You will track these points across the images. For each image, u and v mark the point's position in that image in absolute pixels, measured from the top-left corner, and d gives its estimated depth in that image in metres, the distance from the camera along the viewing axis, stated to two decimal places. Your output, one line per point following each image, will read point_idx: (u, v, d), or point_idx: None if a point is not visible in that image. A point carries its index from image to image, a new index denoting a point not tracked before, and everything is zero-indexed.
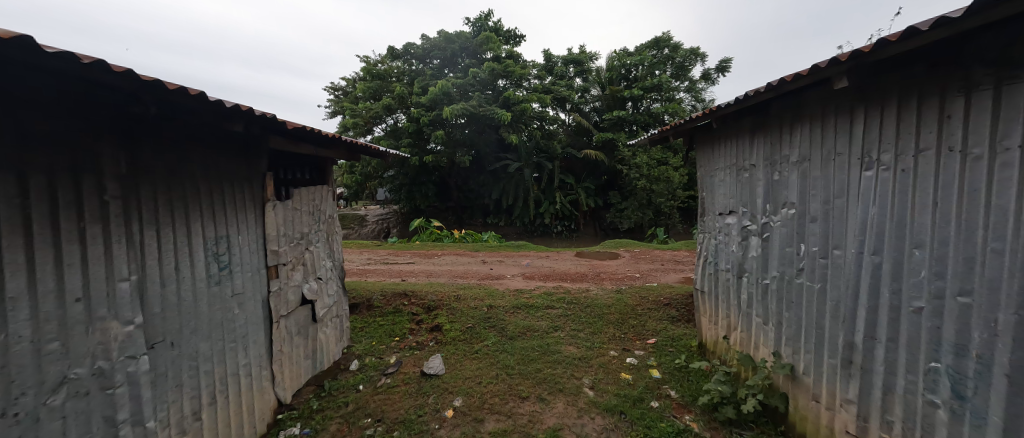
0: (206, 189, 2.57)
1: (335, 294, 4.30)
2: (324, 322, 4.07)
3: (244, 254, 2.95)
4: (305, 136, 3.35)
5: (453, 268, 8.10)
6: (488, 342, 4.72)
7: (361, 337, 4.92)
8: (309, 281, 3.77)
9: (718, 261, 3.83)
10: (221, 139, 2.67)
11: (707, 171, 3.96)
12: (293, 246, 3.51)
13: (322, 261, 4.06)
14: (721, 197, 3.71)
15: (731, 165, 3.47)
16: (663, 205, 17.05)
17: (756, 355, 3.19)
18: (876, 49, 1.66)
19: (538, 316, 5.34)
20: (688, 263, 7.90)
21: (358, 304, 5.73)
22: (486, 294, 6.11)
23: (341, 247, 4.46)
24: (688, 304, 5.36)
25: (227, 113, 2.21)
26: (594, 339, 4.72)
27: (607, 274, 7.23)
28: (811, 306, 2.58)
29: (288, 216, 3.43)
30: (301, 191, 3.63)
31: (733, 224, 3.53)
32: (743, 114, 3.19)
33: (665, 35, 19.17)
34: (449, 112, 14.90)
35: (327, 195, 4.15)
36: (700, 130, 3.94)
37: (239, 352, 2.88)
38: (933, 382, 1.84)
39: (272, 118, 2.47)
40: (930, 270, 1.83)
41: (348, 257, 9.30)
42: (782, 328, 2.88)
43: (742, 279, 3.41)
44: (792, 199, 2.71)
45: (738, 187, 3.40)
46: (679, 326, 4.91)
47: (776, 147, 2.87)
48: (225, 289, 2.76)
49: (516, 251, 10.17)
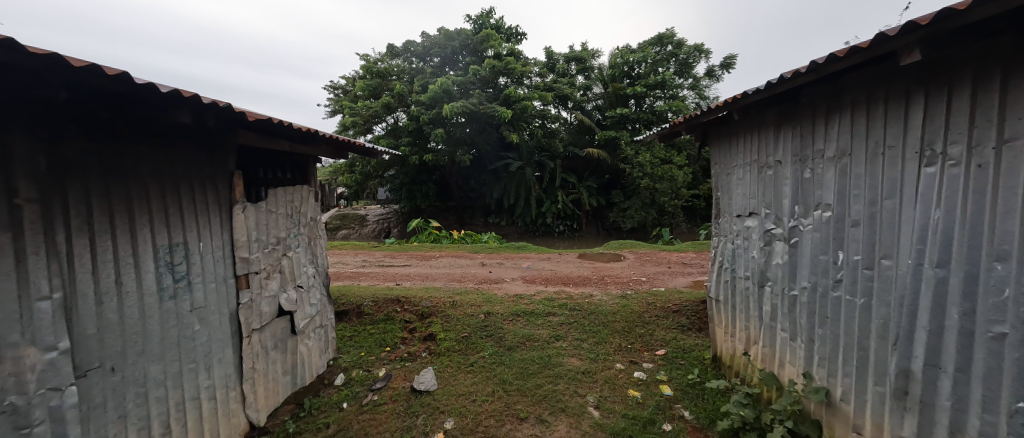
0: (157, 191, 2.27)
1: (319, 302, 3.99)
2: (307, 333, 3.76)
3: (206, 262, 2.63)
4: (278, 131, 3.01)
5: (450, 271, 7.76)
6: (485, 353, 4.38)
7: (349, 348, 4.61)
8: (288, 290, 3.46)
9: (736, 268, 3.48)
10: (173, 134, 2.35)
11: (723, 168, 3.61)
12: (268, 253, 3.19)
13: (304, 267, 3.74)
14: (740, 197, 3.37)
15: (752, 162, 3.13)
16: (667, 204, 16.65)
17: (783, 375, 2.85)
18: (972, 7, 1.30)
19: (539, 324, 5.01)
20: (696, 266, 7.53)
21: (348, 311, 5.40)
22: (483, 300, 5.76)
23: (325, 251, 4.14)
24: (698, 311, 5.02)
25: (168, 100, 1.88)
26: (599, 350, 4.39)
27: (611, 277, 6.88)
28: (851, 324, 2.24)
29: (261, 219, 3.11)
30: (277, 191, 3.31)
31: (753, 228, 3.19)
32: (768, 104, 2.85)
33: (669, 32, 18.77)
34: (449, 110, 14.52)
35: (308, 196, 3.82)
36: (715, 124, 3.61)
37: (200, 373, 2.56)
38: (1020, 427, 1.48)
39: (229, 107, 2.15)
40: (1018, 289, 1.48)
41: (343, 260, 8.95)
42: (813, 346, 2.54)
43: (764, 289, 3.07)
44: (827, 200, 2.38)
45: (761, 186, 3.05)
46: (691, 335, 4.57)
47: (807, 141, 2.53)
48: (182, 303, 2.45)
49: (516, 253, 9.83)
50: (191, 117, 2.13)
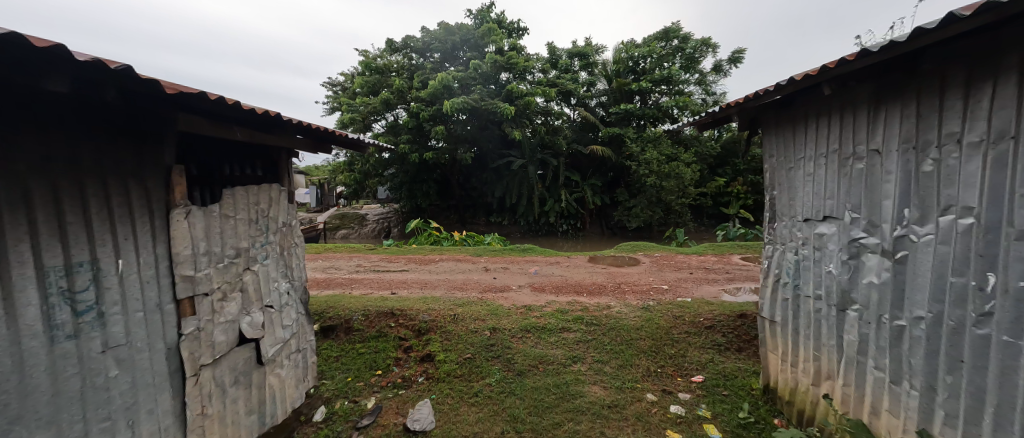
0: (43, 191, 1.63)
1: (295, 322, 3.35)
2: (279, 361, 3.13)
3: (129, 286, 1.99)
4: (230, 114, 2.37)
5: (451, 278, 7.12)
6: (492, 380, 3.75)
7: (335, 372, 4.00)
8: (253, 312, 2.82)
9: (801, 284, 2.83)
10: (66, 115, 1.71)
11: (783, 162, 2.95)
12: (222, 269, 2.54)
13: (274, 283, 3.10)
14: (808, 197, 2.72)
15: (831, 152, 2.48)
16: (674, 202, 16.17)
17: (880, 429, 2.22)
18: None
19: (553, 342, 4.37)
20: (720, 272, 6.86)
21: (335, 326, 4.77)
22: (488, 313, 5.11)
23: (302, 262, 3.50)
24: (736, 328, 4.36)
25: (19, 52, 1.24)
26: (624, 377, 3.74)
27: (629, 285, 6.21)
28: (1013, 376, 1.60)
29: (212, 225, 2.47)
30: (236, 191, 2.65)
31: (830, 235, 2.54)
32: (864, 77, 2.18)
33: (675, 26, 17.91)
34: (449, 106, 13.83)
35: (280, 197, 3.16)
36: (773, 107, 2.96)
37: (118, 432, 1.94)
38: None
39: (130, 73, 1.49)
40: None
41: (336, 264, 8.32)
42: (936, 397, 1.91)
43: (847, 314, 2.44)
44: (966, 201, 1.74)
45: (844, 184, 2.40)
46: (730, 358, 3.93)
47: (929, 122, 1.88)
48: (89, 343, 1.81)
49: (521, 256, 9.17)
50: (72, 86, 1.48)
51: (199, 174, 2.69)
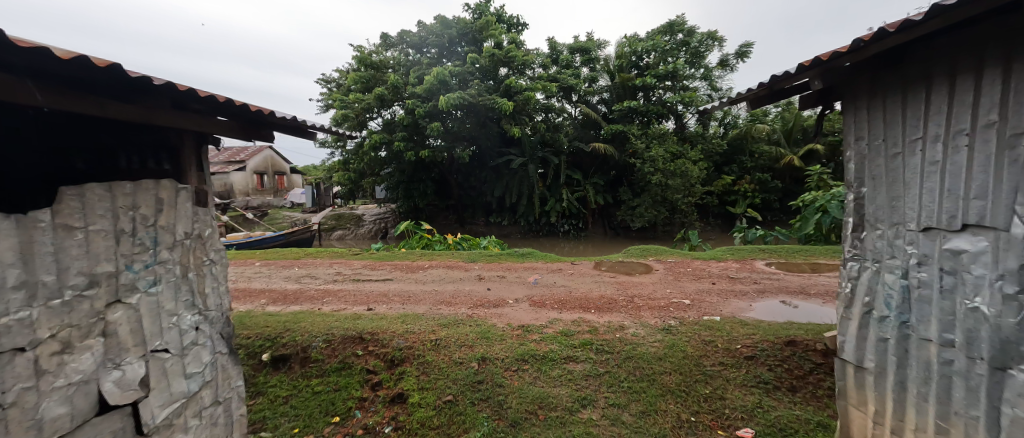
0: None
1: (208, 367, 2.52)
2: (182, 423, 2.29)
3: None
4: (57, 73, 1.50)
5: (440, 289, 6.21)
6: (478, 434, 2.95)
7: (280, 420, 3.30)
8: (126, 364, 1.97)
9: (913, 322, 1.97)
10: None
11: (881, 146, 2.09)
12: (58, 310, 1.67)
13: (171, 319, 2.26)
14: (930, 196, 1.85)
15: (986, 126, 1.61)
16: (680, 201, 15.19)
17: None
18: None
19: (555, 378, 3.49)
20: (747, 282, 5.95)
21: (289, 356, 3.90)
22: (478, 336, 4.17)
23: (214, 285, 2.68)
24: (783, 357, 3.49)
25: None
26: (649, 431, 2.91)
27: (644, 300, 5.31)
28: None
29: (37, 242, 1.58)
30: (91, 191, 1.79)
31: (977, 254, 1.68)
32: None
33: (679, 19, 16.92)
34: (443, 102, 12.84)
35: (180, 201, 2.33)
36: (868, 68, 2.09)
37: None
38: None
39: None
40: None
41: (314, 273, 7.42)
42: None
43: (1014, 376, 1.56)
44: None
45: (1010, 176, 1.54)
46: (781, 402, 3.09)
47: None
48: None
49: (519, 262, 8.26)
50: None
51: (86, 169, 2.19)
